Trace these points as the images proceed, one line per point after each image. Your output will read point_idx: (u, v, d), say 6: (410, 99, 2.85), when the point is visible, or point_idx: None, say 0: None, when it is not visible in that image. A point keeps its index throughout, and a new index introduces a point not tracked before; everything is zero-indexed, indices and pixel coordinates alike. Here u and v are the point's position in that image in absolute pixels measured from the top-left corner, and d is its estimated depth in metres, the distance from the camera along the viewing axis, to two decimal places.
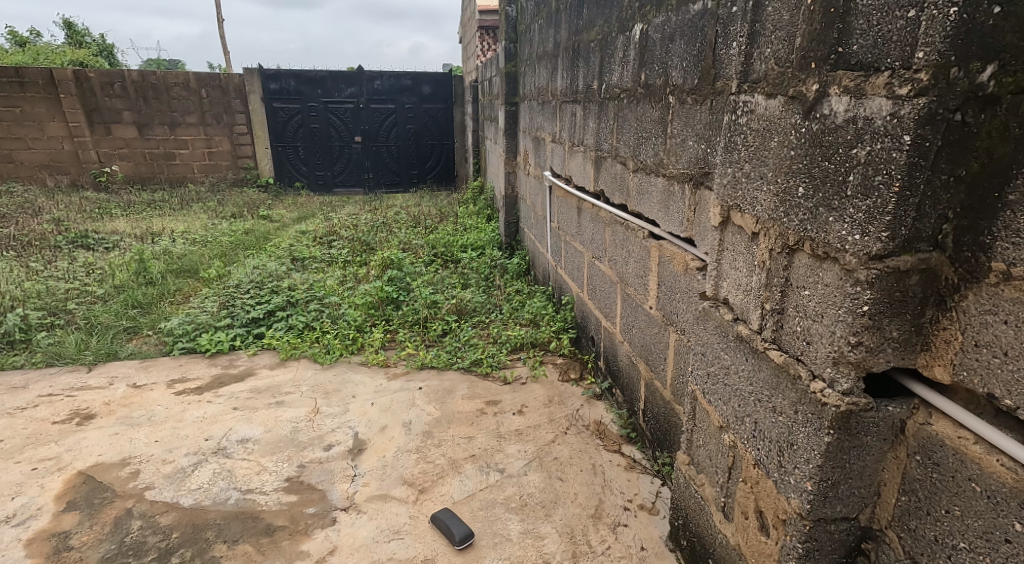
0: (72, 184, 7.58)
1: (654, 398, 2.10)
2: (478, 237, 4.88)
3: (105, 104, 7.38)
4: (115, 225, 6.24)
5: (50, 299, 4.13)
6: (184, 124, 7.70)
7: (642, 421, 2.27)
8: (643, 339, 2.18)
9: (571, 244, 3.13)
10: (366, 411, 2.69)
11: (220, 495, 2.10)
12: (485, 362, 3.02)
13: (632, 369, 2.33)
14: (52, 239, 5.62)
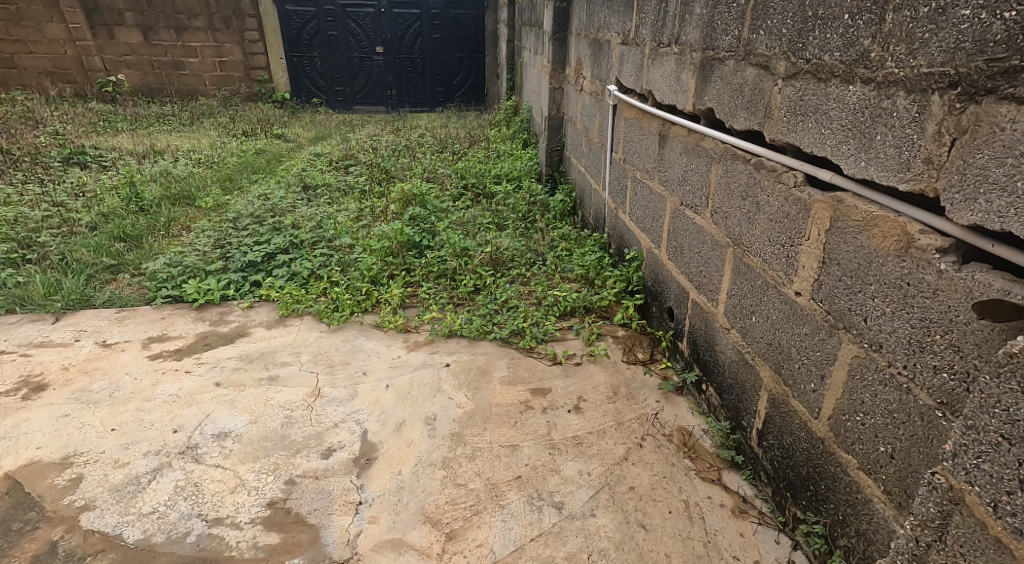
0: (77, 96, 6.88)
1: (794, 422, 1.34)
2: (514, 168, 4.10)
3: (106, 3, 6.56)
4: (117, 142, 5.61)
5: (26, 228, 3.55)
6: (191, 28, 6.84)
7: (758, 441, 1.54)
8: (772, 338, 1.41)
9: (641, 182, 2.30)
10: (379, 398, 2.08)
11: (180, 527, 1.59)
12: (528, 333, 2.34)
13: (745, 369, 1.56)
14: (46, 154, 5.03)
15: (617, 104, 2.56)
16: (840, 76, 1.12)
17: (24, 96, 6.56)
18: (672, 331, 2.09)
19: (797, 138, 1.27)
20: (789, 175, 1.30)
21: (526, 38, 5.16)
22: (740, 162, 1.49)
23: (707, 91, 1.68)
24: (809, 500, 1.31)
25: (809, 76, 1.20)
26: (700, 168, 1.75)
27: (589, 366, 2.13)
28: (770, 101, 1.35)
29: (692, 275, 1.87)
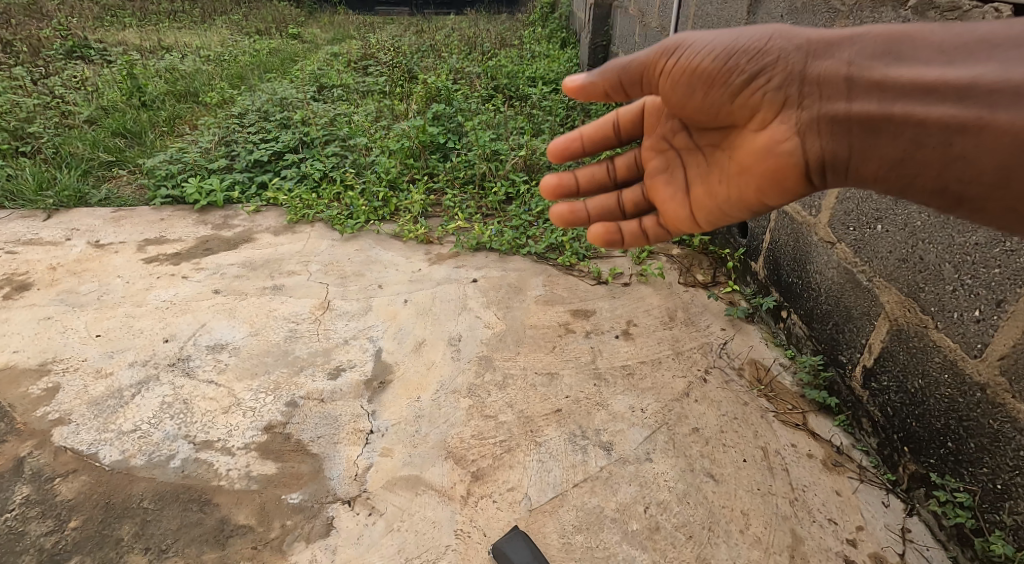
0: None
1: (932, 361, 1.08)
2: (551, 69, 3.63)
3: None
4: (123, 36, 5.20)
5: (18, 119, 3.25)
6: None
7: (862, 382, 1.25)
8: (910, 251, 1.11)
9: None
10: (396, 313, 1.81)
11: (163, 450, 1.37)
12: (567, 249, 2.02)
13: (853, 292, 1.27)
14: (45, 44, 4.65)
15: None
16: None
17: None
18: (743, 250, 1.72)
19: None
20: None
21: None
22: None
23: None
24: (943, 460, 1.07)
25: None
26: (829, 26, 1.39)
27: (639, 288, 1.83)
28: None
29: None
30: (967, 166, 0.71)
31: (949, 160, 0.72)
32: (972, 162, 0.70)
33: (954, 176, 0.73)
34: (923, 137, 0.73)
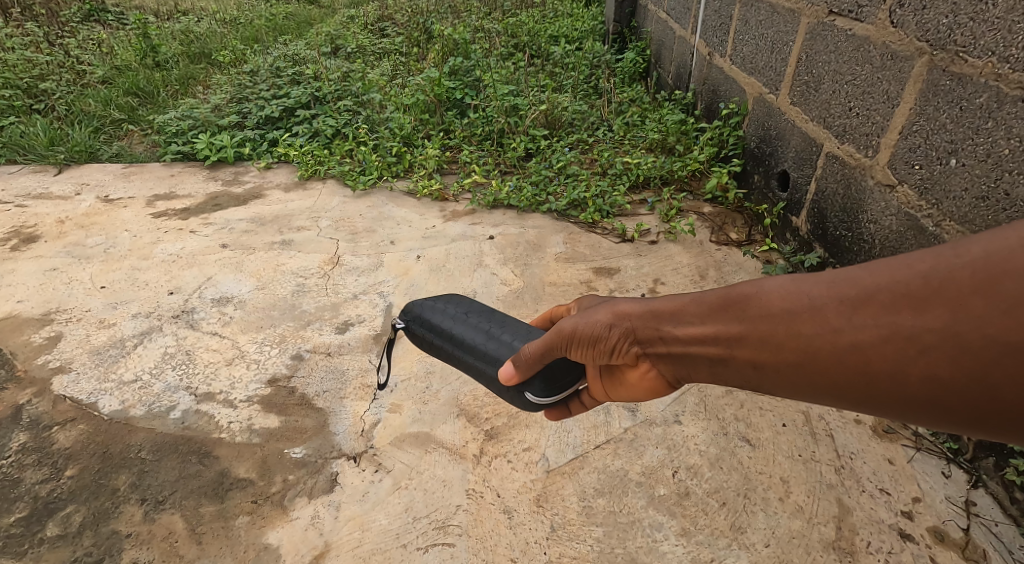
0: None
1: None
2: (576, 26, 3.47)
3: None
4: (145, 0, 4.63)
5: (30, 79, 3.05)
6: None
7: None
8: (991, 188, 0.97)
9: (757, 3, 1.74)
10: (409, 269, 1.72)
11: (163, 402, 1.30)
12: (590, 205, 1.90)
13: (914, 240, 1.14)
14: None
15: None
16: None
17: None
18: (784, 203, 1.62)
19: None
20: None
21: None
22: None
23: None
24: None
25: None
26: None
27: (668, 246, 1.72)
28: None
29: (831, 118, 1.38)
30: (915, 341, 0.51)
31: (898, 331, 0.52)
32: (923, 342, 0.50)
33: (963, 351, 0.48)
34: (916, 299, 0.51)
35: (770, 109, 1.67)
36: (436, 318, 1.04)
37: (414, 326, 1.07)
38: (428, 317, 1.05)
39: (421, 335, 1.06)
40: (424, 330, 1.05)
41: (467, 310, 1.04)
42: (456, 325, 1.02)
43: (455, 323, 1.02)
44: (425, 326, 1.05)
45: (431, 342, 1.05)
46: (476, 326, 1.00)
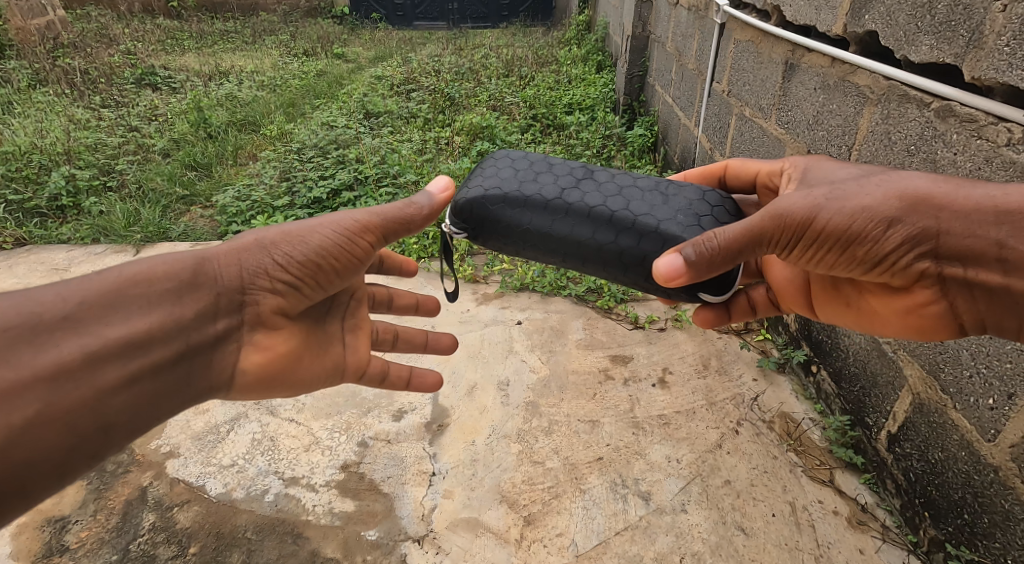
0: (147, 12, 6.58)
1: (951, 437, 1.26)
2: (588, 95, 3.77)
3: None
4: (185, 60, 4.83)
5: (99, 155, 3.07)
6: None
7: (888, 446, 1.46)
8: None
9: (751, 121, 2.01)
10: (450, 356, 1.96)
11: (258, 485, 1.56)
12: (605, 292, 2.15)
13: (880, 360, 1.47)
14: (101, 52, 4.71)
15: (726, 22, 2.19)
16: None
17: (101, 11, 6.28)
18: None
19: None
20: (997, 130, 1.04)
21: None
22: (914, 106, 1.21)
23: (867, 8, 1.35)
24: (959, 528, 1.25)
25: None
26: (851, 115, 1.43)
27: (675, 334, 1.97)
28: (981, 24, 1.03)
29: None
30: None
31: None
32: None
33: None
34: None
35: None
36: (552, 196, 1.11)
37: (518, 205, 1.11)
38: (538, 198, 1.11)
39: (528, 222, 1.10)
40: (534, 206, 1.10)
41: (572, 185, 1.13)
42: (572, 197, 1.10)
43: (570, 195, 1.11)
44: (533, 200, 1.11)
45: (541, 218, 1.10)
46: (592, 201, 1.10)
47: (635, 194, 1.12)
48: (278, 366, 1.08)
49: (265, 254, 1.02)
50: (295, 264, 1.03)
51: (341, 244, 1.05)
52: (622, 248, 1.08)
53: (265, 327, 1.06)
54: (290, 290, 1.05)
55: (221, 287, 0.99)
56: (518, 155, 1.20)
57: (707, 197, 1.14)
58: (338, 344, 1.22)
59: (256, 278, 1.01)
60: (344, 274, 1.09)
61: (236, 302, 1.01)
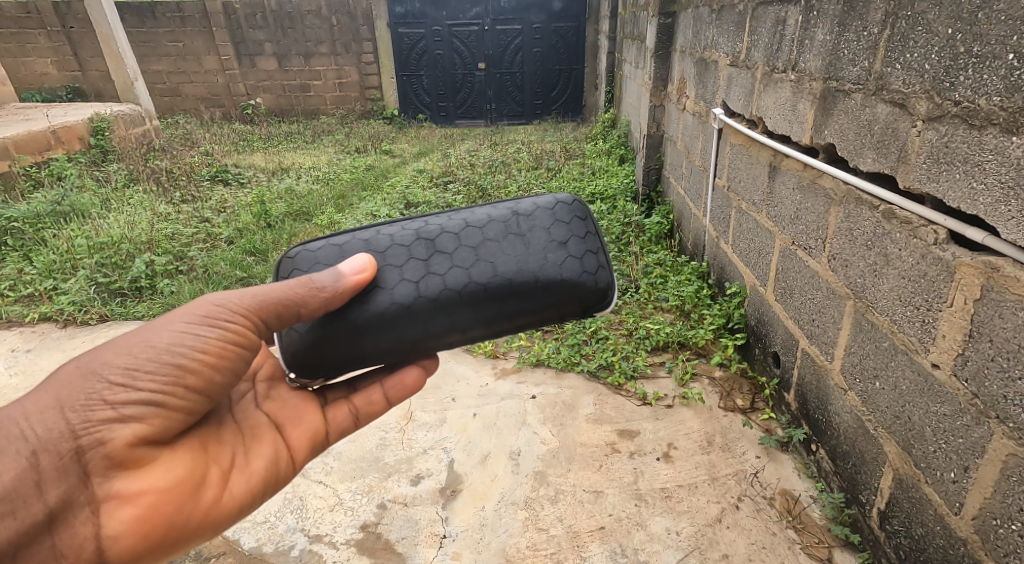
0: (225, 118, 7.46)
1: (928, 512, 1.27)
2: (609, 186, 4.04)
3: (250, 35, 7.10)
4: (253, 158, 5.40)
5: (179, 243, 3.46)
6: (318, 53, 7.21)
7: (880, 523, 1.44)
8: (902, 411, 1.31)
9: (747, 214, 2.20)
10: (466, 426, 2.11)
11: (286, 540, 1.71)
12: (616, 368, 2.28)
13: (864, 438, 1.47)
14: (184, 155, 5.37)
15: (723, 128, 2.47)
16: (998, 124, 1.05)
17: (186, 119, 7.14)
18: (777, 380, 1.98)
19: (939, 187, 1.19)
20: (928, 230, 1.20)
21: (627, 50, 4.91)
22: (867, 208, 1.41)
23: (827, 125, 1.63)
24: None
25: (958, 120, 1.14)
26: (827, 210, 1.60)
27: (681, 410, 2.06)
28: (906, 143, 1.28)
29: (802, 321, 1.77)
30: None
31: None
32: None
33: None
34: None
35: (761, 299, 2.08)
36: (405, 286, 1.12)
37: (375, 308, 1.11)
38: (393, 293, 1.12)
39: (397, 321, 1.11)
40: (394, 304, 1.11)
41: (421, 263, 1.15)
42: (427, 279, 1.12)
43: (423, 278, 1.13)
44: (388, 300, 1.11)
45: (407, 314, 1.11)
46: (448, 272, 1.13)
47: (486, 247, 1.16)
48: (166, 505, 1.03)
49: (103, 380, 0.97)
50: (143, 378, 1.00)
51: (199, 343, 1.05)
52: (506, 309, 1.14)
53: (132, 465, 1.00)
54: (147, 414, 1.01)
55: (51, 443, 0.93)
56: (337, 246, 1.19)
57: (552, 214, 1.21)
58: (261, 447, 1.20)
59: (96, 414, 0.96)
60: (217, 371, 1.08)
61: (78, 452, 0.95)
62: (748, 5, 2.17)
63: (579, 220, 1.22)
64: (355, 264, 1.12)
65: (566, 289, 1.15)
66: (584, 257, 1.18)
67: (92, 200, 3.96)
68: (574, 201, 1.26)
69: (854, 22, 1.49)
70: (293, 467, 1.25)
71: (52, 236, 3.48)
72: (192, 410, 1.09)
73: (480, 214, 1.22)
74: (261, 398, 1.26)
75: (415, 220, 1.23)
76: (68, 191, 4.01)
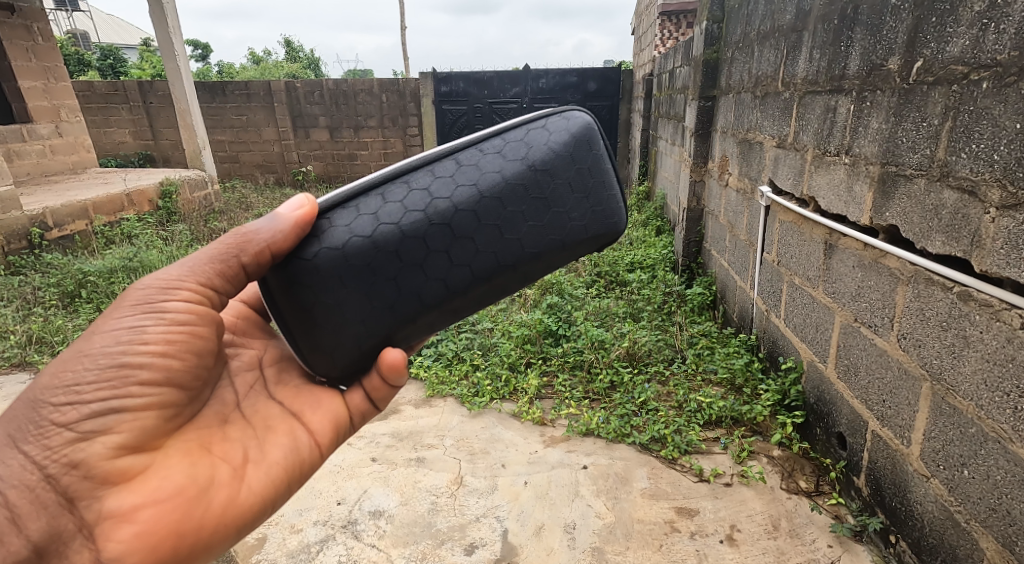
0: (277, 184, 7.90)
1: None
2: (648, 256, 4.11)
3: (306, 110, 7.59)
4: None
5: None
6: (366, 127, 7.62)
7: None
8: (998, 502, 1.29)
9: (801, 289, 2.22)
10: (518, 494, 2.09)
11: None
12: (669, 441, 2.24)
13: (955, 531, 1.42)
14: (241, 219, 5.66)
15: (769, 205, 2.53)
16: None
17: (241, 185, 7.56)
18: (844, 462, 1.92)
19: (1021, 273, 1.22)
20: (1012, 314, 1.23)
21: (662, 129, 5.09)
22: (939, 289, 1.44)
23: (888, 207, 1.66)
24: None
25: None
26: (894, 289, 1.62)
27: (741, 489, 2.01)
28: (979, 229, 1.33)
29: (871, 402, 1.75)
30: None
31: None
32: None
33: None
34: None
35: (822, 376, 2.07)
36: (430, 287, 1.08)
37: (402, 314, 1.09)
38: (420, 298, 1.08)
39: (429, 320, 1.11)
40: (424, 307, 1.09)
41: (441, 256, 1.07)
42: (452, 274, 1.07)
43: (447, 272, 1.07)
44: (417, 304, 1.08)
45: (439, 313, 1.11)
46: (473, 260, 1.07)
47: (505, 219, 1.07)
48: (171, 516, 1.04)
49: (47, 406, 1.02)
50: (86, 388, 1.04)
51: (138, 333, 1.08)
52: (534, 276, 1.13)
53: (121, 480, 1.03)
54: (111, 424, 1.05)
55: (16, 478, 0.99)
56: (336, 245, 1.07)
57: (568, 156, 1.08)
58: (277, 435, 1.20)
59: (53, 439, 1.01)
60: (174, 356, 1.10)
61: (50, 481, 1.00)
62: (795, 93, 2.27)
63: (596, 148, 1.10)
64: (291, 203, 1.12)
65: (594, 240, 1.11)
66: (608, 199, 1.11)
67: (160, 257, 4.18)
68: (586, 123, 1.11)
69: (911, 113, 1.55)
70: (318, 452, 1.24)
71: (122, 291, 3.67)
72: (164, 403, 1.10)
73: (486, 173, 1.08)
74: (272, 384, 1.26)
75: (413, 190, 1.08)
76: (139, 250, 4.26)
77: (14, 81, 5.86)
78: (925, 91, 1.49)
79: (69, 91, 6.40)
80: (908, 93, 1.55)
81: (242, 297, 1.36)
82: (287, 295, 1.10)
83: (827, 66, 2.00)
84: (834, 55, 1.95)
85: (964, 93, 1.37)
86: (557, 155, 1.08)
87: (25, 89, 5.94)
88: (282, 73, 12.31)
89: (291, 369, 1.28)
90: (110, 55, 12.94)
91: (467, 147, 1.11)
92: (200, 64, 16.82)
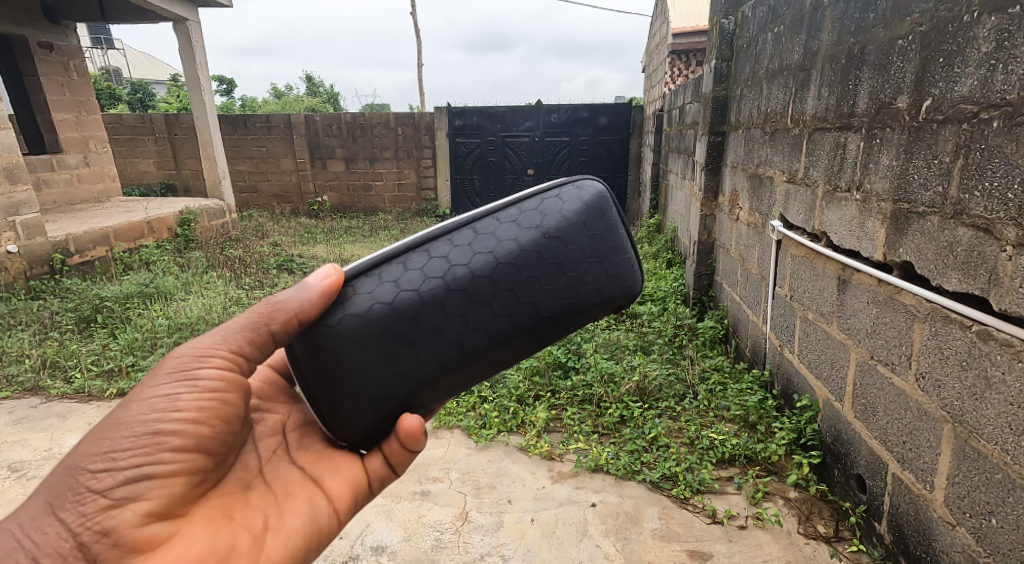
0: (293, 213, 8.01)
1: None
2: (658, 288, 4.08)
3: (323, 142, 7.74)
4: (316, 251, 5.68)
5: None
6: (381, 158, 7.75)
7: None
8: None
9: (815, 324, 2.18)
10: (524, 532, 2.03)
11: None
12: (681, 480, 2.18)
13: None
14: (256, 246, 5.72)
15: (781, 239, 2.51)
16: None
17: (258, 213, 7.68)
18: (863, 506, 1.85)
19: None
20: None
21: (673, 163, 5.11)
22: (958, 328, 1.40)
23: (901, 242, 1.63)
24: None
25: None
26: (909, 327, 1.58)
27: (757, 533, 1.94)
28: (996, 268, 1.30)
29: (890, 443, 1.70)
30: None
31: None
32: None
33: None
34: None
35: (838, 416, 2.01)
36: (448, 351, 1.07)
37: (421, 379, 1.08)
38: (437, 361, 1.07)
39: (447, 384, 1.10)
40: (442, 372, 1.08)
41: (458, 320, 1.07)
42: (469, 338, 1.07)
43: (464, 337, 1.07)
44: (436, 368, 1.08)
45: (456, 377, 1.10)
46: (490, 325, 1.07)
47: (522, 284, 1.07)
48: None
49: (84, 473, 1.01)
50: (119, 456, 1.03)
51: (172, 400, 1.08)
52: (550, 340, 1.12)
53: (146, 550, 1.01)
54: (141, 490, 1.04)
55: (51, 546, 0.97)
56: (357, 312, 1.06)
57: (583, 223, 1.08)
58: (297, 502, 1.18)
59: (88, 507, 1.00)
60: (204, 423, 1.10)
61: (82, 549, 0.99)
62: (804, 129, 2.27)
63: (609, 215, 1.11)
64: (319, 273, 1.11)
65: (609, 304, 1.11)
66: (623, 263, 1.11)
67: (175, 283, 4.22)
68: (599, 192, 1.12)
69: (922, 150, 1.53)
70: (336, 519, 1.22)
71: (136, 316, 3.70)
72: (191, 469, 1.09)
73: (503, 241, 1.08)
74: (293, 450, 1.24)
75: (432, 258, 1.08)
76: (154, 276, 4.31)
77: (48, 114, 6.04)
78: (935, 128, 1.48)
79: (98, 123, 6.60)
80: (918, 131, 1.54)
81: (271, 361, 1.36)
82: (310, 362, 1.08)
83: (836, 103, 2.00)
84: (843, 92, 1.96)
85: (975, 131, 1.35)
86: (570, 222, 1.08)
87: (57, 121, 6.12)
88: (304, 107, 12.69)
89: (312, 434, 1.27)
90: (140, 89, 13.32)
91: (484, 216, 1.11)
92: (225, 98, 17.35)
